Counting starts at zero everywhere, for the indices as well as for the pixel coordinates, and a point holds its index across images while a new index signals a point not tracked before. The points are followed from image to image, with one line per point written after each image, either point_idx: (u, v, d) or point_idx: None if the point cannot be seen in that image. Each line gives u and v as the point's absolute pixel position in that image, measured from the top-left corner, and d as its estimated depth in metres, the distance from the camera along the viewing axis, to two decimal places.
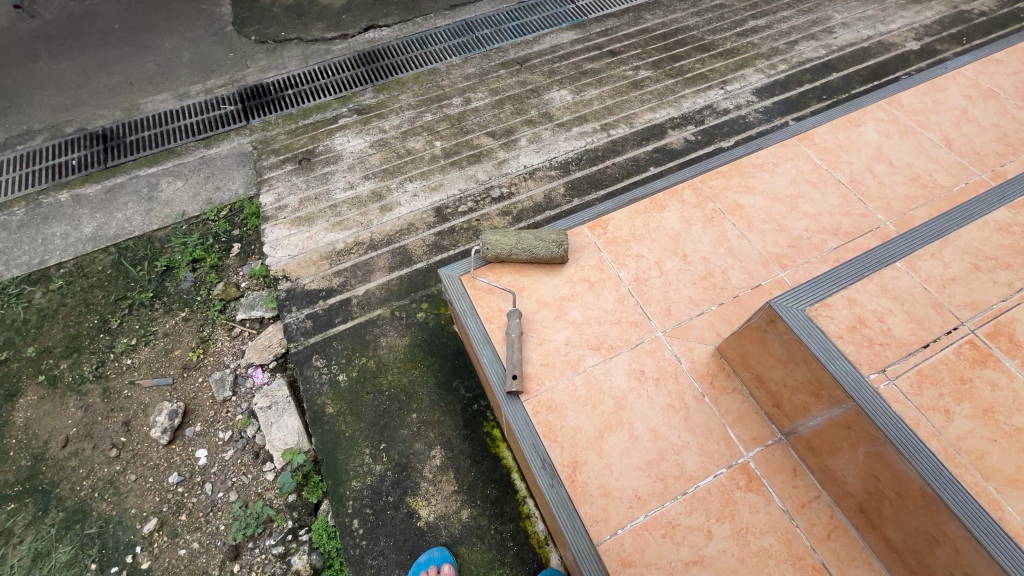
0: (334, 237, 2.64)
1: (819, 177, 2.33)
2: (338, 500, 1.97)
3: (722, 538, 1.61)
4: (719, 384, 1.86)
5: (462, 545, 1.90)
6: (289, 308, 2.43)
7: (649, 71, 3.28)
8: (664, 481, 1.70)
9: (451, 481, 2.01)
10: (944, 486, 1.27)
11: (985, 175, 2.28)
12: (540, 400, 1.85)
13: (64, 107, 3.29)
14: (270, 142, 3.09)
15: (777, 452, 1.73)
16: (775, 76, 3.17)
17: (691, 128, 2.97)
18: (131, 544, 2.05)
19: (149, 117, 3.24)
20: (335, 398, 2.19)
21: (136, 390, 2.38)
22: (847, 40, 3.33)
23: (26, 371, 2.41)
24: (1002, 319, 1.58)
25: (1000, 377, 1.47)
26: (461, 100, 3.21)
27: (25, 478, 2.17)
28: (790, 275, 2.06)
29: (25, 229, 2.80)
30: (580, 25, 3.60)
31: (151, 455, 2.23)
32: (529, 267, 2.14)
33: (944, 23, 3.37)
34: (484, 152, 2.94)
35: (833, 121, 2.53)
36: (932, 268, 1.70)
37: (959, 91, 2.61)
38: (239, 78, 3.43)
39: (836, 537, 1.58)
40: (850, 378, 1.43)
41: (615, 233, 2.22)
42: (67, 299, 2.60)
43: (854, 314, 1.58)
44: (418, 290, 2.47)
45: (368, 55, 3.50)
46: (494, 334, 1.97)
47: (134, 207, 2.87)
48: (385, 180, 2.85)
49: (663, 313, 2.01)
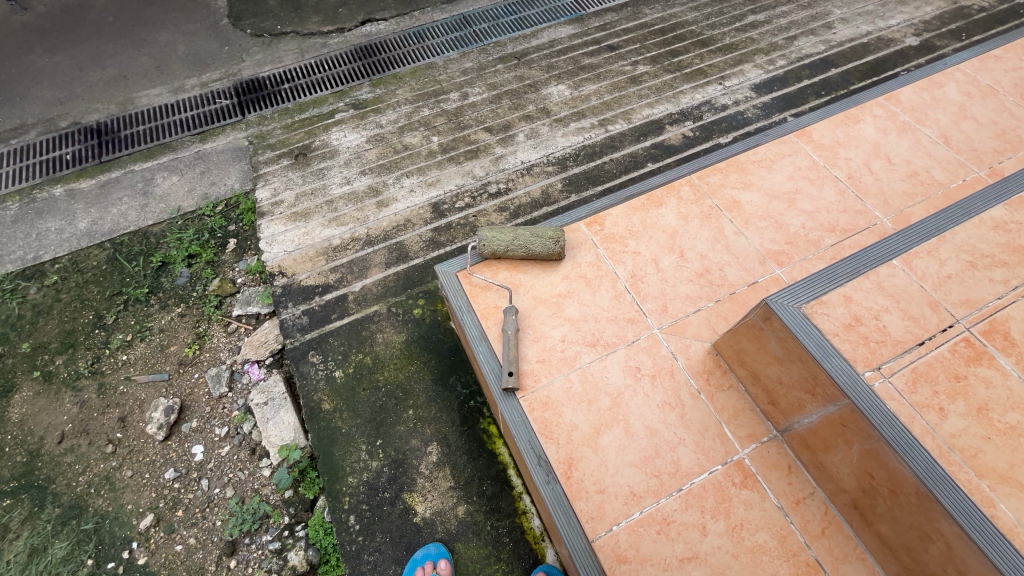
0: (330, 233, 2.63)
1: (817, 174, 2.33)
2: (334, 496, 1.97)
3: (717, 535, 1.61)
4: (715, 381, 1.86)
5: (458, 541, 1.90)
6: (285, 305, 2.42)
7: (648, 66, 3.26)
8: (659, 478, 1.71)
9: (447, 478, 2.01)
10: (937, 483, 1.27)
11: (983, 173, 2.27)
12: (536, 397, 1.85)
13: (58, 101, 3.26)
14: (266, 137, 3.07)
15: (772, 448, 1.73)
16: (774, 72, 3.16)
17: (689, 124, 2.96)
18: (127, 540, 2.04)
19: (144, 111, 3.22)
20: (331, 395, 2.19)
21: (131, 386, 2.37)
22: (846, 36, 3.32)
23: (21, 367, 2.40)
24: (997, 317, 1.58)
25: (994, 374, 1.47)
26: (459, 95, 3.20)
27: (20, 474, 2.17)
28: (787, 272, 2.06)
29: (20, 223, 2.78)
30: (578, 20, 3.58)
31: (147, 451, 2.23)
32: (526, 264, 2.14)
33: (944, 19, 3.36)
34: (481, 147, 2.93)
35: (831, 118, 2.53)
36: (928, 265, 1.70)
37: (957, 87, 2.60)
38: (234, 72, 3.40)
39: (830, 534, 1.59)
40: (844, 375, 1.43)
41: (613, 229, 2.22)
42: (62, 295, 2.59)
43: (850, 312, 1.58)
44: (414, 286, 2.46)
45: (365, 49, 3.48)
46: (490, 331, 1.96)
47: (129, 203, 2.85)
48: (382, 176, 2.84)
49: (659, 309, 2.01)
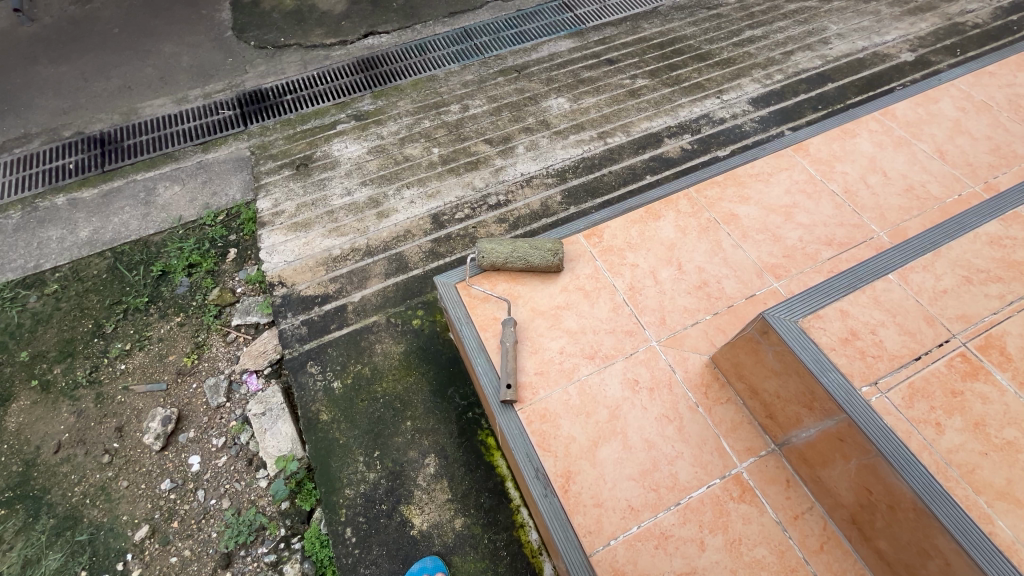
0: (331, 244, 2.64)
1: (814, 188, 2.34)
2: (332, 509, 1.96)
3: (715, 549, 1.61)
4: (714, 395, 1.86)
5: (455, 554, 1.89)
6: (284, 315, 2.43)
7: (646, 79, 3.30)
8: (657, 491, 1.70)
9: (445, 490, 2.01)
10: (934, 499, 1.27)
11: (979, 187, 2.29)
12: (534, 409, 1.85)
13: (62, 111, 3.29)
14: (268, 147, 3.10)
15: (770, 462, 1.73)
16: (771, 86, 3.19)
17: (688, 137, 2.99)
18: (122, 551, 2.03)
19: (148, 121, 3.25)
20: (329, 405, 2.18)
21: (130, 395, 2.37)
22: (842, 51, 3.36)
23: (19, 376, 2.40)
24: (993, 332, 1.59)
25: (992, 390, 1.48)
26: (460, 107, 3.23)
27: (16, 484, 2.16)
28: (784, 285, 2.07)
29: (21, 232, 2.79)
30: (578, 34, 3.63)
31: (144, 461, 2.22)
32: (525, 276, 2.15)
33: (938, 35, 3.41)
34: (481, 159, 2.95)
35: (828, 131, 2.55)
36: (924, 280, 1.71)
37: (952, 103, 2.63)
38: (238, 83, 3.44)
39: (829, 548, 1.58)
40: (841, 390, 1.43)
41: (610, 242, 2.23)
42: (61, 303, 2.60)
43: (847, 326, 1.59)
44: (414, 297, 2.47)
45: (367, 61, 3.52)
46: (488, 343, 1.97)
47: (130, 212, 2.87)
48: (382, 187, 2.85)
49: (657, 322, 2.01)
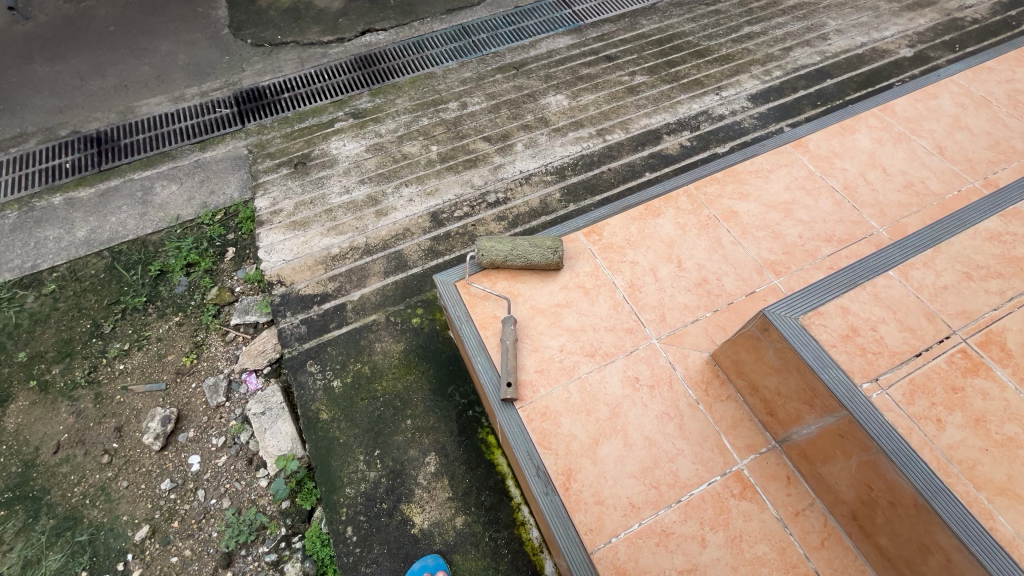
0: (329, 242, 2.64)
1: (814, 184, 2.34)
2: (333, 508, 1.96)
3: (716, 546, 1.61)
4: (714, 392, 1.86)
5: (456, 552, 1.89)
6: (283, 314, 2.42)
7: (645, 76, 3.29)
8: (658, 489, 1.70)
9: (445, 488, 2.01)
10: (935, 495, 1.27)
11: (979, 183, 2.29)
12: (534, 407, 1.85)
13: (59, 110, 3.27)
14: (265, 145, 3.09)
15: (771, 459, 1.73)
16: (770, 82, 3.19)
17: (687, 133, 2.98)
18: (122, 552, 2.03)
19: (145, 119, 3.23)
20: (329, 405, 2.18)
21: (129, 395, 2.36)
22: (841, 47, 3.35)
23: (17, 376, 2.39)
24: (993, 328, 1.59)
25: (992, 386, 1.48)
26: (458, 105, 3.22)
27: (14, 485, 2.15)
28: (784, 282, 2.06)
29: (18, 231, 2.78)
30: (577, 31, 3.61)
31: (143, 461, 2.22)
32: (525, 274, 2.14)
33: (937, 31, 3.40)
34: (480, 157, 2.94)
35: (827, 128, 2.55)
36: (924, 276, 1.71)
37: (950, 98, 2.63)
38: (235, 81, 3.42)
39: (830, 545, 1.58)
40: (842, 386, 1.44)
41: (610, 239, 2.22)
42: (59, 303, 2.59)
43: (848, 323, 1.59)
44: (413, 295, 2.47)
45: (364, 59, 3.50)
46: (488, 341, 1.96)
47: (128, 211, 2.86)
48: (380, 185, 2.85)
49: (657, 320, 2.01)
